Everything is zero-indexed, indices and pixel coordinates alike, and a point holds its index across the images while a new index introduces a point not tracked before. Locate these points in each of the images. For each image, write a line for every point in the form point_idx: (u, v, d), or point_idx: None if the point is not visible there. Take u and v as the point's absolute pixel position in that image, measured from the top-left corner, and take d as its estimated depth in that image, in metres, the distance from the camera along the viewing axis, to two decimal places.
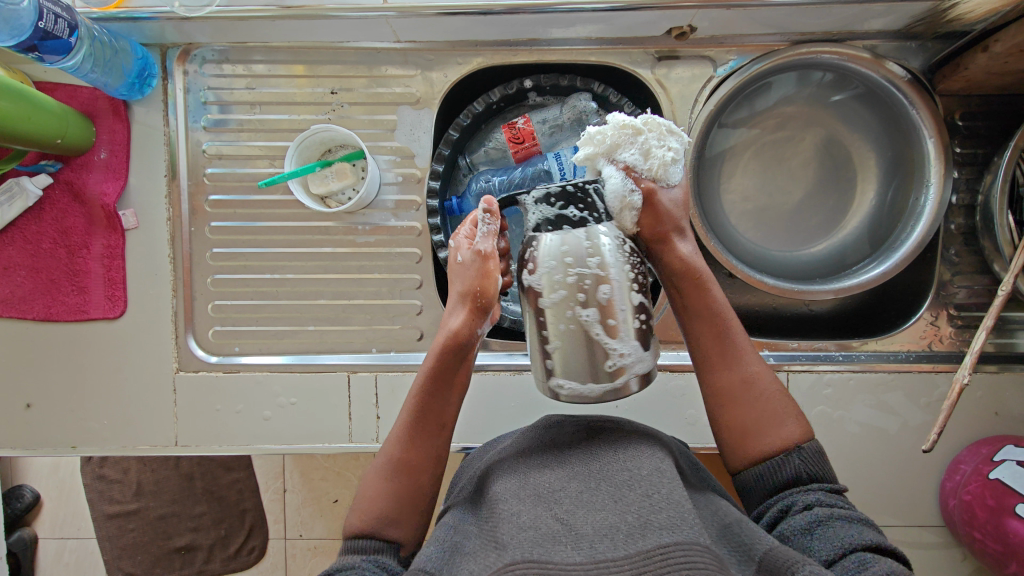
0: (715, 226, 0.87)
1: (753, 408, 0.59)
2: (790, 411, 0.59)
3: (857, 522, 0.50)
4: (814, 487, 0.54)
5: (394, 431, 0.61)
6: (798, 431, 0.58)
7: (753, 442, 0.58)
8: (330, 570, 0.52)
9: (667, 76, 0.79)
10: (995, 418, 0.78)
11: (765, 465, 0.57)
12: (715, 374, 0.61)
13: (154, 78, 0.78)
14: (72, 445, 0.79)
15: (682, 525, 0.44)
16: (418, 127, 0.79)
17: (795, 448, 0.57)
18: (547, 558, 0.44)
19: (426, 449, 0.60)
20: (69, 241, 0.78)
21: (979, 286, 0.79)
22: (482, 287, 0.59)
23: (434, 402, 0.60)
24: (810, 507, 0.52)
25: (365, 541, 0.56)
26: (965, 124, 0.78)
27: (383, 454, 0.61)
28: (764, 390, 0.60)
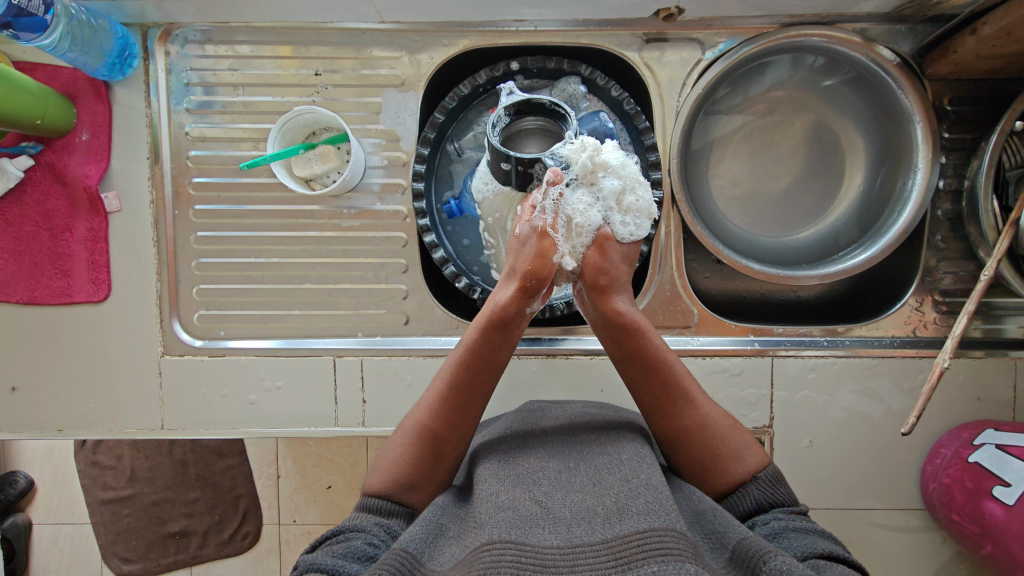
0: (702, 211, 0.87)
1: (709, 445, 0.58)
2: (744, 444, 0.59)
3: (815, 532, 0.51)
4: (778, 510, 0.54)
5: (428, 397, 0.61)
6: (755, 460, 0.58)
7: (713, 478, 0.57)
8: (340, 529, 0.52)
9: (657, 58, 0.78)
10: (977, 403, 0.78)
11: (731, 498, 0.56)
12: (671, 420, 0.59)
13: (134, 58, 0.77)
14: (58, 429, 0.79)
15: (659, 511, 0.44)
16: (403, 110, 0.79)
17: (751, 480, 0.56)
18: (523, 539, 0.43)
19: (456, 423, 0.60)
20: (52, 224, 0.78)
21: (965, 271, 0.79)
22: (536, 266, 0.60)
23: (478, 375, 0.61)
24: (769, 522, 0.52)
25: (380, 503, 0.56)
26: (953, 109, 0.78)
27: (413, 417, 0.61)
28: (719, 429, 0.59)
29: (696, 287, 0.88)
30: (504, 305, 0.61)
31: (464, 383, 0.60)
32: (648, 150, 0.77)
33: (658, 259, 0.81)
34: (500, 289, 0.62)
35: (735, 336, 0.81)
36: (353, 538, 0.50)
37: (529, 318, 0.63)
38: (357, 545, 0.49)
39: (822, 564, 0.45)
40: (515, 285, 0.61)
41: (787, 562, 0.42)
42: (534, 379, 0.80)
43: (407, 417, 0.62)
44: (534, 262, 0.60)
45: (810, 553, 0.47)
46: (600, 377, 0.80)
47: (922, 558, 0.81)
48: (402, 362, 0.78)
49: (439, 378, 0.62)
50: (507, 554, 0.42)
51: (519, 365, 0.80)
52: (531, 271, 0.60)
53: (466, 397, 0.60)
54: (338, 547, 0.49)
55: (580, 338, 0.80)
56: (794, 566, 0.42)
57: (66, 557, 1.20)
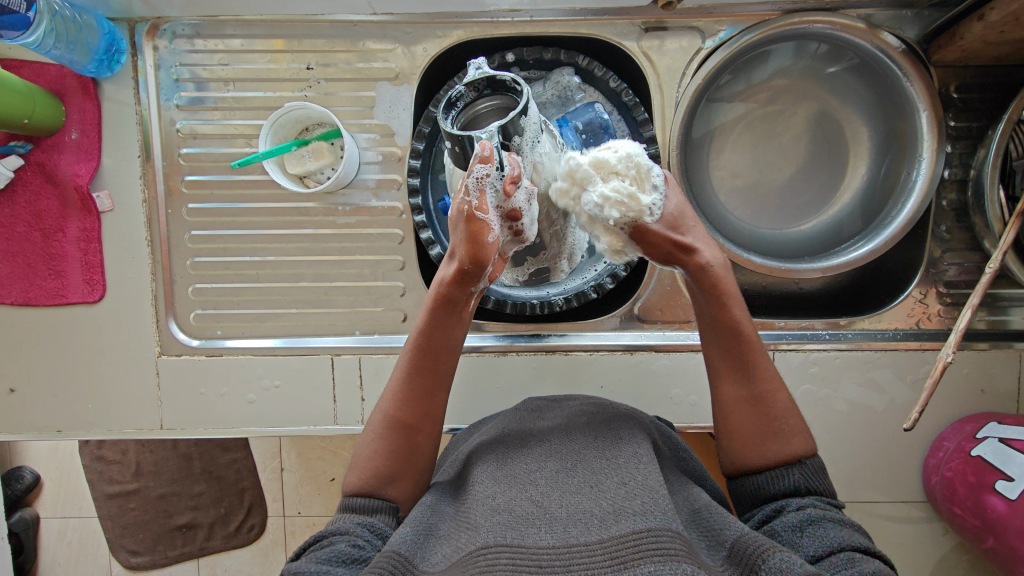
0: (703, 203, 0.85)
1: (767, 416, 0.57)
2: (802, 429, 0.57)
3: (849, 524, 0.49)
4: (814, 495, 0.53)
5: (390, 387, 0.61)
6: (803, 445, 0.56)
7: (760, 450, 0.56)
8: (324, 532, 0.52)
9: (656, 48, 0.77)
10: (982, 396, 0.77)
11: (768, 474, 0.55)
12: (733, 381, 0.59)
13: (122, 54, 0.75)
14: (57, 429, 0.79)
15: (655, 511, 0.44)
16: (397, 104, 0.77)
17: (799, 464, 0.55)
18: (519, 541, 0.43)
19: (417, 404, 0.60)
20: (44, 224, 0.77)
21: (970, 263, 0.78)
22: (476, 251, 0.55)
23: (428, 351, 0.60)
24: (803, 508, 0.51)
25: (362, 502, 0.55)
26: (960, 96, 0.76)
27: (381, 407, 0.61)
28: (782, 410, 0.57)
29: None
30: (444, 288, 0.59)
31: (421, 366, 0.60)
32: (648, 142, 0.75)
33: None
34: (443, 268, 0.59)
35: None
36: (336, 542, 0.50)
37: (476, 295, 0.62)
38: (342, 548, 0.49)
39: (856, 557, 0.45)
40: (455, 269, 0.58)
41: (785, 558, 0.42)
42: (534, 376, 0.79)
43: (375, 409, 0.62)
44: (471, 249, 0.56)
45: (845, 547, 0.46)
46: (600, 372, 0.79)
47: (923, 549, 0.81)
48: (399, 359, 0.78)
49: (398, 365, 0.62)
50: (503, 559, 0.42)
51: (518, 362, 0.79)
52: (469, 255, 0.56)
53: (423, 375, 0.60)
54: (322, 551, 0.49)
55: (579, 335, 0.80)
56: (792, 562, 0.42)
57: (73, 552, 1.21)
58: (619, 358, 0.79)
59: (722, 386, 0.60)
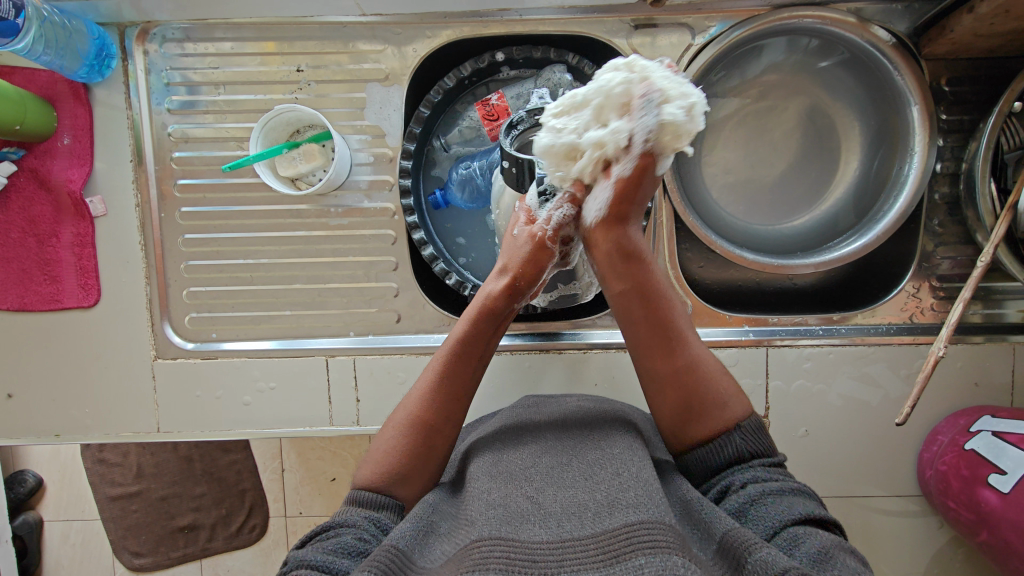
0: (696, 200, 0.85)
1: (698, 390, 0.57)
2: (733, 393, 0.58)
3: (791, 492, 0.50)
4: (756, 465, 0.53)
5: (419, 389, 0.61)
6: (741, 410, 0.57)
7: (700, 424, 0.56)
8: (329, 524, 0.52)
9: (646, 45, 0.76)
10: (976, 389, 0.78)
11: (710, 449, 0.55)
12: (663, 361, 0.58)
13: (112, 59, 0.76)
14: (56, 433, 0.80)
15: (647, 504, 0.44)
16: (388, 105, 0.77)
17: (734, 426, 0.55)
18: (514, 536, 0.43)
19: (446, 411, 0.60)
20: (38, 230, 0.77)
21: (964, 256, 0.77)
22: (529, 269, 0.60)
23: (465, 359, 0.61)
24: (745, 486, 0.51)
25: (370, 496, 0.55)
26: (951, 89, 0.76)
27: (404, 409, 0.61)
28: (708, 374, 0.58)
29: (690, 277, 0.86)
30: (492, 300, 0.61)
31: (453, 372, 0.60)
32: None
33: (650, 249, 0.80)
34: (490, 281, 0.63)
35: (730, 326, 0.80)
36: (342, 534, 0.50)
37: (518, 312, 0.64)
38: (348, 540, 0.49)
39: (799, 531, 0.44)
40: (504, 282, 0.61)
41: (770, 552, 0.41)
42: (529, 375, 0.80)
43: (397, 410, 0.62)
44: (526, 267, 0.60)
45: (789, 523, 0.45)
46: (594, 370, 0.79)
47: (920, 542, 0.81)
48: (394, 360, 0.78)
49: (430, 368, 0.62)
50: (498, 553, 0.42)
51: (512, 361, 0.80)
52: (523, 273, 0.60)
53: (456, 383, 0.61)
54: (328, 543, 0.49)
55: (573, 333, 0.80)
56: (776, 555, 0.41)
57: (76, 554, 1.22)
58: (613, 356, 0.79)
59: (653, 369, 0.58)
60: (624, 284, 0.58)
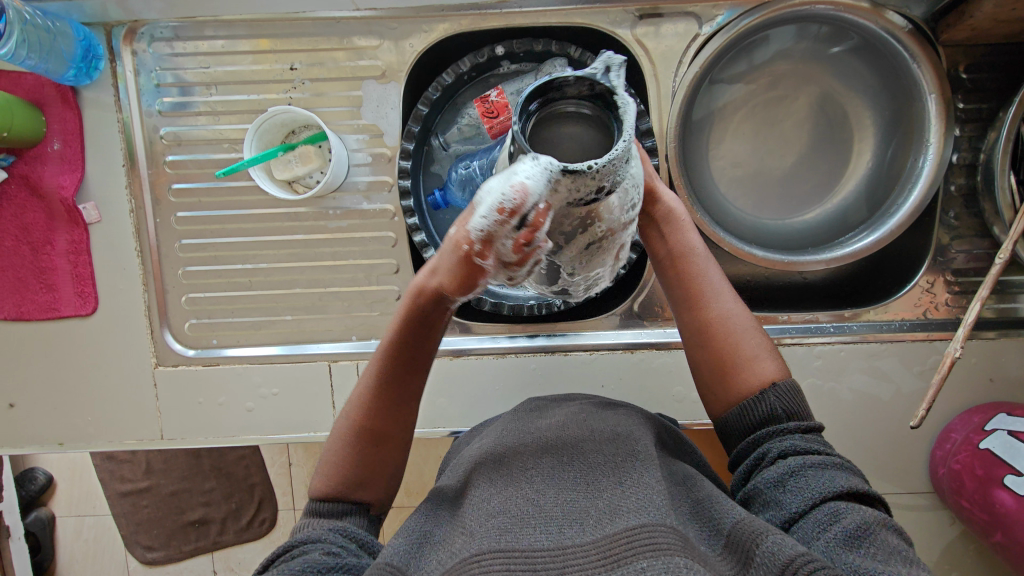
0: (703, 195, 0.82)
1: (728, 344, 0.54)
2: (765, 350, 0.54)
3: (831, 463, 0.47)
4: (791, 426, 0.50)
5: (357, 395, 0.56)
6: (773, 368, 0.53)
7: (729, 382, 0.54)
8: (293, 543, 0.47)
9: (651, 35, 0.74)
10: (990, 384, 0.76)
11: (743, 405, 0.52)
12: (692, 314, 0.56)
13: (100, 60, 0.73)
14: (59, 442, 0.79)
15: (648, 507, 0.42)
16: (385, 103, 0.75)
17: (769, 385, 0.52)
18: (514, 545, 0.41)
19: (393, 416, 0.56)
20: (31, 238, 0.76)
21: (979, 250, 0.76)
22: (468, 282, 0.45)
23: (401, 372, 0.54)
24: (785, 455, 0.48)
25: (332, 506, 0.53)
26: (969, 77, 0.73)
27: (346, 414, 0.56)
28: (737, 328, 0.54)
29: None
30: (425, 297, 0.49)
31: (391, 382, 0.54)
32: (644, 135, 0.73)
33: None
34: (421, 276, 0.49)
35: None
36: (309, 550, 0.46)
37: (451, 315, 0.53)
38: (316, 555, 0.45)
39: (840, 508, 0.43)
40: (435, 285, 0.48)
41: (779, 540, 0.40)
42: (535, 378, 0.79)
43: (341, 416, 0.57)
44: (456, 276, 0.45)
45: (828, 497, 0.44)
46: (601, 372, 0.78)
47: (931, 537, 0.81)
48: None
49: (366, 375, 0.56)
50: (497, 563, 0.40)
51: (517, 364, 0.79)
52: (452, 283, 0.46)
53: (398, 393, 0.55)
54: (294, 563, 0.44)
55: (579, 334, 0.79)
56: (788, 542, 0.40)
57: (88, 551, 1.23)
58: (620, 357, 0.78)
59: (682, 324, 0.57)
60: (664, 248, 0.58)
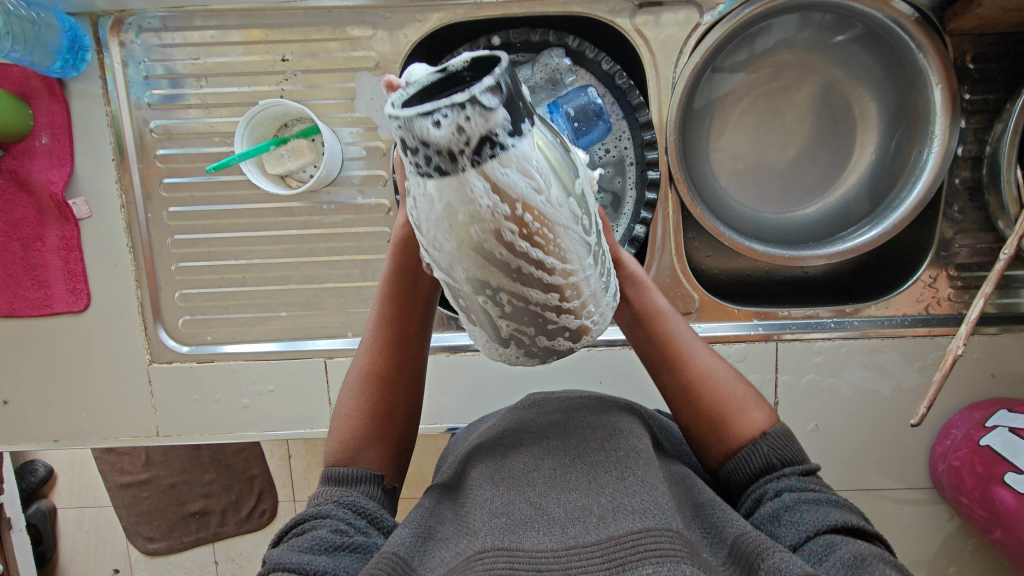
0: (704, 189, 0.81)
1: (711, 400, 0.53)
2: (751, 400, 0.53)
3: (828, 502, 0.45)
4: (788, 469, 0.48)
5: (368, 341, 0.57)
6: (762, 416, 0.52)
7: (721, 439, 0.52)
8: (302, 517, 0.47)
9: (650, 24, 0.72)
10: (992, 380, 0.75)
11: (735, 459, 0.50)
12: (672, 376, 0.55)
13: (86, 51, 0.72)
14: (54, 439, 0.79)
15: (654, 509, 0.42)
16: (379, 95, 0.73)
17: (760, 434, 0.51)
18: (518, 545, 0.41)
19: (402, 358, 0.57)
20: (21, 234, 0.75)
21: (983, 244, 0.74)
22: None
23: (407, 311, 0.56)
24: (779, 494, 0.46)
25: (346, 472, 0.52)
26: (976, 67, 0.71)
27: (358, 363, 0.57)
28: (721, 379, 0.54)
29: (697, 268, 0.83)
30: (421, 238, 0.53)
31: (399, 321, 0.56)
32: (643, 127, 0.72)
33: (656, 243, 0.77)
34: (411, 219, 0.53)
35: (739, 320, 0.77)
36: (318, 527, 0.45)
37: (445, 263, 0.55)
38: (324, 534, 0.44)
39: (836, 540, 0.40)
40: None
41: (785, 557, 0.38)
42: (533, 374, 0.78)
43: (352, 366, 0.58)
44: None
45: (824, 530, 0.41)
46: (599, 368, 0.78)
47: (929, 531, 0.81)
48: None
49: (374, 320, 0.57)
50: (500, 561, 0.40)
51: None
52: None
53: (407, 333, 0.57)
54: (303, 539, 0.44)
55: None
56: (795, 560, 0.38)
57: (89, 543, 1.23)
58: (618, 353, 0.77)
59: (665, 388, 0.56)
60: (628, 312, 0.57)
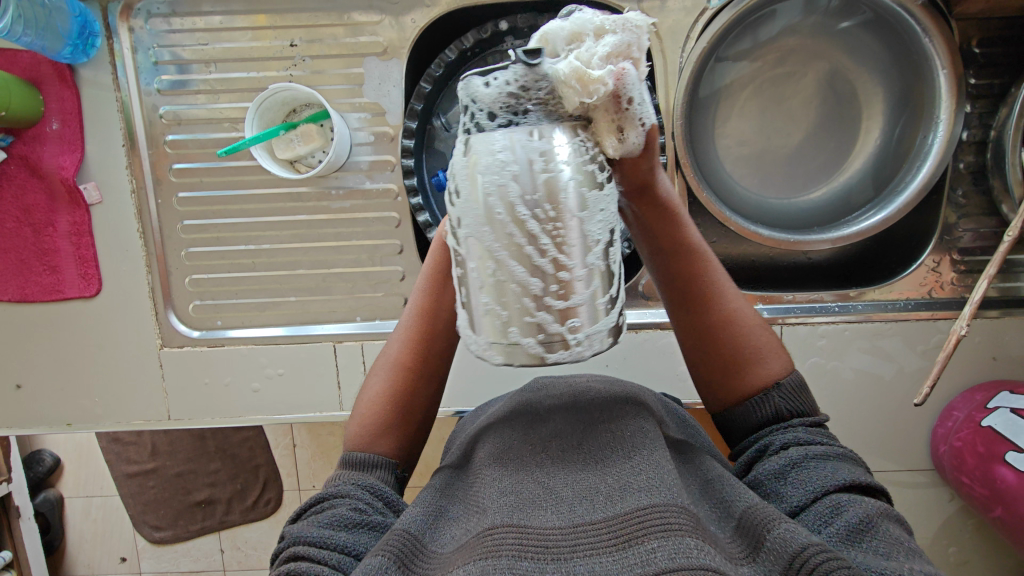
0: (710, 175, 0.81)
1: (731, 347, 0.52)
2: (772, 350, 0.52)
3: (834, 456, 0.45)
4: (796, 422, 0.49)
5: (399, 333, 0.58)
6: (778, 366, 0.51)
7: (733, 381, 0.52)
8: (323, 495, 0.48)
9: (657, 8, 0.74)
10: (993, 363, 0.76)
11: (744, 405, 0.51)
12: (695, 315, 0.53)
13: (96, 37, 0.72)
14: (67, 423, 0.80)
15: (660, 486, 0.42)
16: (387, 81, 0.74)
17: (773, 386, 0.51)
18: (526, 522, 0.41)
19: (430, 358, 0.57)
20: (33, 219, 0.75)
21: (986, 229, 0.75)
22: None
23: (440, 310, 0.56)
24: (787, 448, 0.47)
25: (362, 457, 0.52)
26: (981, 51, 0.72)
27: (388, 352, 0.58)
28: (744, 331, 0.52)
29: None
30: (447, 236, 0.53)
31: (433, 313, 0.56)
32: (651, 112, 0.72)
33: None
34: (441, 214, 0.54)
35: None
36: (337, 506, 0.46)
37: None
38: (344, 513, 0.45)
39: (843, 500, 0.41)
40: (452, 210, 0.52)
41: (791, 528, 0.38)
42: (539, 358, 0.79)
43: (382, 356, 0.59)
44: None
45: (831, 489, 0.42)
46: (605, 351, 0.79)
47: (929, 513, 0.82)
48: None
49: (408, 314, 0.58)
50: (509, 537, 0.40)
51: None
52: None
53: (441, 332, 0.57)
54: (322, 517, 0.45)
55: None
56: (800, 532, 0.38)
57: (97, 529, 1.25)
58: (624, 337, 0.78)
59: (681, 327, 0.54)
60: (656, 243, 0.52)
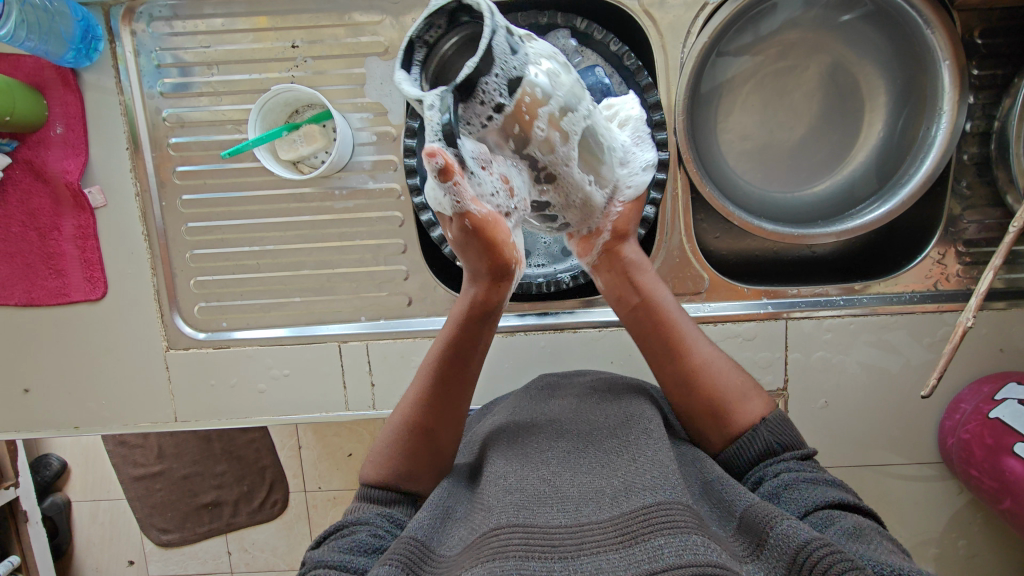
0: (712, 170, 0.81)
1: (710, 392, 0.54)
2: (750, 390, 0.55)
3: (827, 484, 0.47)
4: (787, 455, 0.51)
5: (412, 390, 0.57)
6: (758, 406, 0.54)
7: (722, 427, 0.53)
8: (342, 522, 0.49)
9: (657, 5, 0.73)
10: (1000, 354, 0.76)
11: (736, 445, 0.52)
12: (672, 370, 0.56)
13: (99, 41, 0.72)
14: (74, 426, 0.80)
15: (664, 486, 0.41)
16: (388, 80, 0.74)
17: (759, 422, 0.52)
18: (531, 520, 0.41)
19: (448, 410, 0.56)
20: (38, 223, 0.75)
21: (991, 220, 0.75)
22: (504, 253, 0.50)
23: (458, 363, 0.56)
24: (779, 474, 0.49)
25: (381, 493, 0.53)
26: (984, 42, 0.72)
27: (400, 411, 0.57)
28: (719, 373, 0.55)
29: (705, 249, 0.84)
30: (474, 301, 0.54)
31: (449, 368, 0.56)
32: None
33: (665, 224, 0.77)
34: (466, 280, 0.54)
35: (749, 299, 0.78)
36: (357, 531, 0.48)
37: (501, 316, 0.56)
38: (362, 538, 0.47)
39: (836, 520, 0.42)
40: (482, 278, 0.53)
41: (793, 524, 0.38)
42: (544, 355, 0.79)
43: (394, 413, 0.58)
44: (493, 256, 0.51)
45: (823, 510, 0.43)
46: (609, 348, 0.79)
47: (938, 507, 0.81)
48: (408, 344, 0.78)
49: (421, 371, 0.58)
50: (516, 536, 0.40)
51: (526, 341, 0.79)
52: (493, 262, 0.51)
53: (459, 383, 0.56)
54: (341, 542, 0.46)
55: (588, 312, 0.78)
56: (801, 528, 0.38)
57: (105, 533, 1.25)
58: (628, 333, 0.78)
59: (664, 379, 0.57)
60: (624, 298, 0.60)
